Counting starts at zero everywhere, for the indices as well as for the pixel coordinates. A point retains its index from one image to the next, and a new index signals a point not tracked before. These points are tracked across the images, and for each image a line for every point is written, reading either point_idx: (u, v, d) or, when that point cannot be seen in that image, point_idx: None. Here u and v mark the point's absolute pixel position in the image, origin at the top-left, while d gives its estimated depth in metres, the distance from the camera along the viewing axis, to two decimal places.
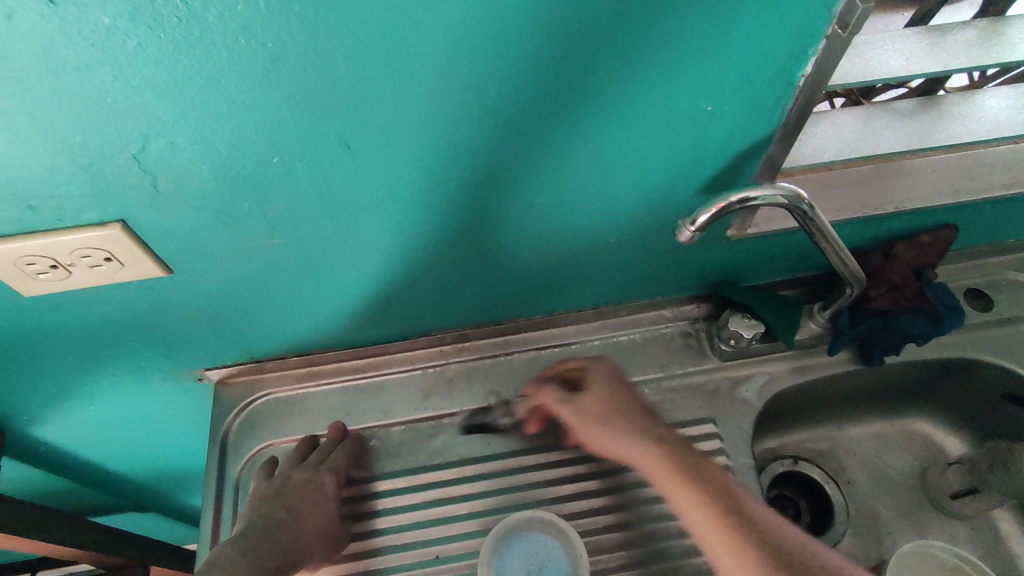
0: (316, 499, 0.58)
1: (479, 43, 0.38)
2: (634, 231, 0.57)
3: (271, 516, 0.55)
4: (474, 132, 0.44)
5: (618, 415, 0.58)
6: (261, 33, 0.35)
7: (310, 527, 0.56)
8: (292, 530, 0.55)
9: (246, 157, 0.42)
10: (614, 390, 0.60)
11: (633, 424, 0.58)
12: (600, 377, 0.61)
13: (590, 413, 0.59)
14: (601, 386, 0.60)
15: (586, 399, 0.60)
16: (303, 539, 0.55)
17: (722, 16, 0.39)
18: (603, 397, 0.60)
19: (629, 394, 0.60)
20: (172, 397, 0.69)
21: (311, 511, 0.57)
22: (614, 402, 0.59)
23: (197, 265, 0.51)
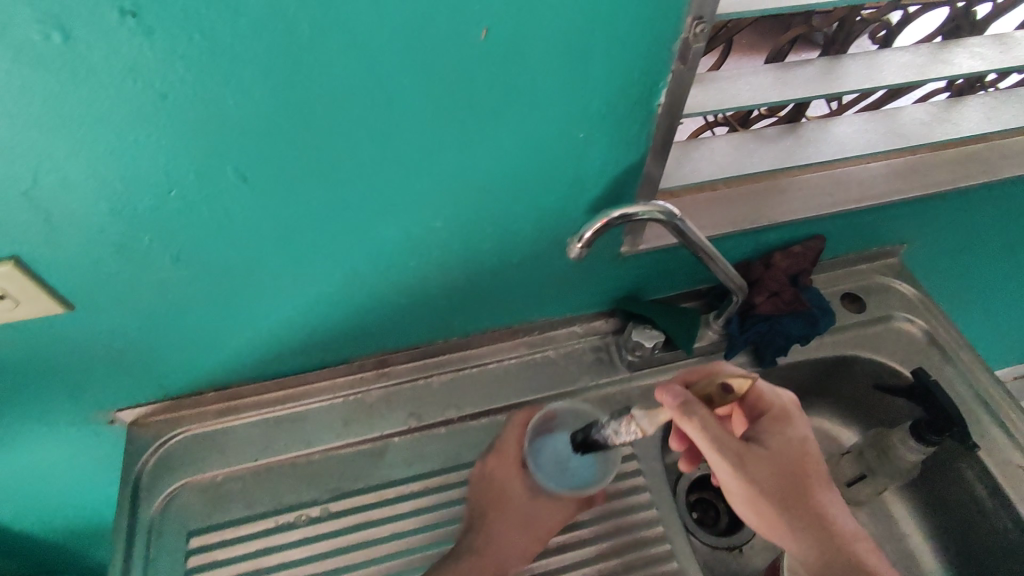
0: (508, 500, 0.62)
1: (359, 81, 0.42)
2: (532, 252, 0.62)
3: (479, 509, 0.62)
4: (366, 164, 0.48)
5: (791, 489, 0.53)
6: (147, 74, 0.37)
7: (515, 537, 0.60)
8: (489, 523, 0.61)
9: (142, 192, 0.44)
10: (783, 456, 0.55)
11: (788, 495, 0.53)
12: (778, 440, 0.55)
13: (756, 469, 0.53)
14: (785, 447, 0.55)
15: (750, 458, 0.53)
16: (495, 543, 0.60)
17: (580, 57, 0.45)
18: (795, 463, 0.55)
19: (809, 456, 0.56)
20: (80, 444, 0.67)
21: (505, 513, 0.61)
22: (790, 460, 0.55)
23: (100, 300, 0.51)
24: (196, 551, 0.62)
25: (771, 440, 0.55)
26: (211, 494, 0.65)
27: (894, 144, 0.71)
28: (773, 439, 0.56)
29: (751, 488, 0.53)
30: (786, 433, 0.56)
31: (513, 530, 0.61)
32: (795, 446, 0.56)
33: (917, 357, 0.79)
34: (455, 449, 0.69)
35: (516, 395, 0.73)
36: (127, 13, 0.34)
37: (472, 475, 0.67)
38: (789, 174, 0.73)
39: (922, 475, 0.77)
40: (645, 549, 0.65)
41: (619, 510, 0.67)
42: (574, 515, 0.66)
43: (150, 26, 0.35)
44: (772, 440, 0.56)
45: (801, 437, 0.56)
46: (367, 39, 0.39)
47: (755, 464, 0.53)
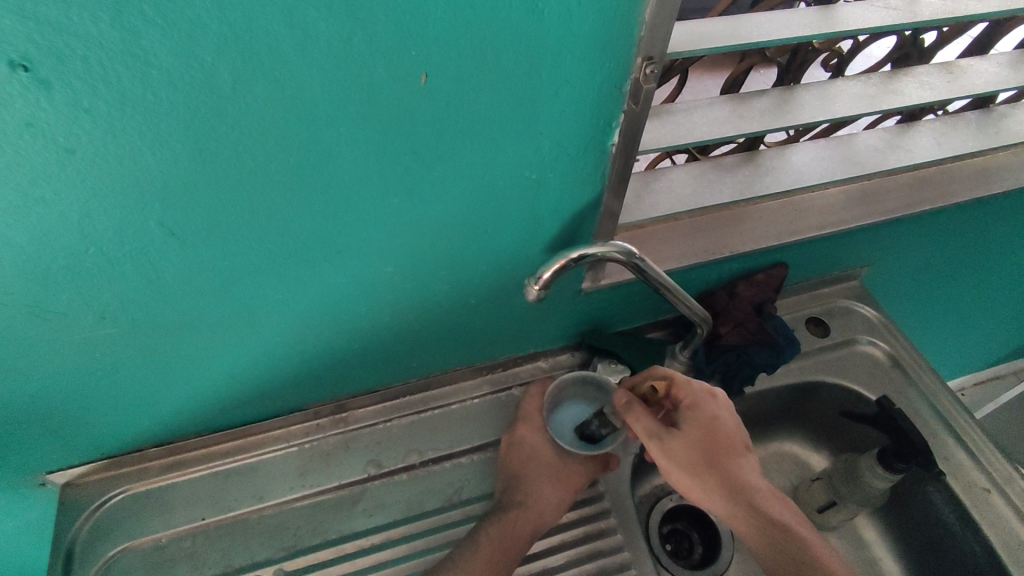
0: (537, 456, 0.66)
1: (289, 128, 0.39)
2: (491, 291, 0.60)
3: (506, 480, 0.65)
4: (306, 210, 0.45)
5: (712, 460, 0.58)
6: (49, 129, 0.34)
7: (546, 487, 0.64)
8: (517, 485, 0.64)
9: (55, 250, 0.40)
10: (703, 432, 0.59)
11: (709, 466, 0.58)
12: (695, 419, 0.60)
13: (676, 449, 0.58)
14: (702, 428, 0.59)
15: (672, 439, 0.59)
16: (531, 499, 0.63)
17: (526, 99, 0.43)
18: (716, 437, 0.59)
19: (729, 432, 0.60)
20: (10, 510, 0.62)
21: (536, 467, 0.65)
22: (713, 436, 0.59)
23: (19, 363, 0.47)
24: None
25: (692, 421, 0.60)
26: (153, 559, 0.60)
27: (849, 171, 0.72)
28: (693, 420, 0.60)
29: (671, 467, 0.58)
30: (706, 411, 0.60)
31: (547, 483, 0.64)
32: (716, 422, 0.60)
33: (881, 380, 0.79)
34: (419, 496, 0.66)
35: (480, 436, 0.70)
36: (18, 66, 0.31)
37: (437, 524, 0.64)
38: (749, 203, 0.73)
39: (892, 498, 0.77)
40: None
41: (591, 553, 0.65)
42: (545, 561, 0.63)
43: (46, 78, 0.32)
44: (689, 422, 0.60)
45: (718, 417, 0.60)
46: (294, 85, 0.37)
47: (671, 442, 0.59)
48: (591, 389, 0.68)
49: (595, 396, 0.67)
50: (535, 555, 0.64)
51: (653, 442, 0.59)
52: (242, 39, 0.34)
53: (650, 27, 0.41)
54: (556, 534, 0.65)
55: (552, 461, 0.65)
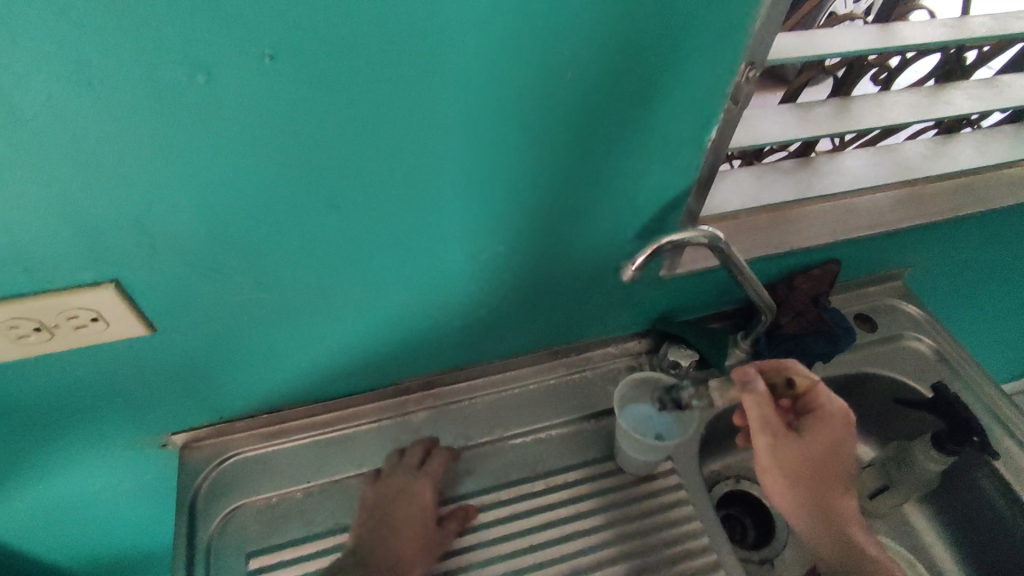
0: (411, 510, 0.63)
1: (451, 116, 0.46)
2: (581, 275, 0.66)
3: (376, 532, 0.62)
4: (446, 190, 0.51)
5: (814, 472, 0.63)
6: (270, 109, 0.41)
7: (407, 542, 0.61)
8: (398, 546, 0.61)
9: (242, 217, 0.47)
10: (819, 446, 0.63)
11: (811, 476, 0.64)
12: (817, 434, 0.64)
13: (786, 455, 0.63)
14: (819, 443, 0.64)
15: (785, 443, 0.63)
16: (402, 557, 0.60)
17: (643, 96, 0.50)
18: (830, 452, 0.64)
19: (838, 454, 0.64)
20: (133, 468, 0.69)
21: (406, 526, 0.62)
22: (824, 451, 0.64)
23: (180, 323, 0.53)
24: (256, 572, 0.61)
25: (812, 432, 0.64)
26: (267, 515, 0.66)
27: (900, 175, 0.78)
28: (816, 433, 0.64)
29: (771, 465, 0.64)
30: (830, 430, 0.64)
31: (411, 540, 0.61)
32: (833, 441, 0.64)
33: (927, 372, 0.84)
34: (505, 467, 0.72)
35: (558, 415, 0.76)
36: (266, 54, 0.38)
37: (522, 492, 0.69)
38: (804, 204, 0.79)
39: (941, 486, 0.81)
40: (695, 560, 0.67)
41: (668, 521, 0.69)
42: (626, 528, 0.68)
43: (282, 65, 0.39)
44: (809, 433, 0.64)
45: (840, 441, 0.64)
46: (465, 78, 0.44)
47: (786, 446, 0.63)
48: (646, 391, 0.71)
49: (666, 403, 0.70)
50: (613, 522, 0.68)
51: (765, 438, 0.63)
52: (434, 37, 0.41)
53: (757, 37, 0.48)
54: (634, 503, 0.70)
55: (429, 519, 0.63)
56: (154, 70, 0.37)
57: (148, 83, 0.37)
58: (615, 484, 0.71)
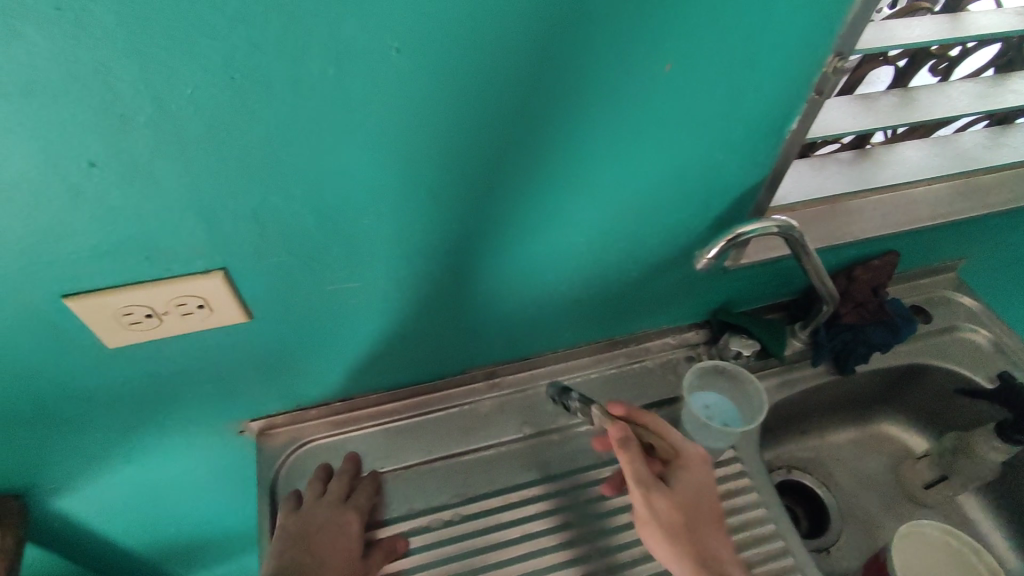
0: (338, 541, 0.60)
1: (551, 108, 0.48)
2: (649, 263, 0.67)
3: (297, 559, 0.57)
4: (538, 182, 0.53)
5: (693, 527, 0.57)
6: (388, 101, 0.43)
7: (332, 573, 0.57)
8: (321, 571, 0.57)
9: (347, 207, 0.49)
10: (693, 493, 0.59)
11: (705, 523, 0.58)
12: (688, 480, 0.59)
13: (677, 507, 0.57)
14: (691, 489, 0.59)
15: (660, 493, 0.57)
16: None
17: (729, 86, 0.51)
18: (691, 497, 0.59)
19: (709, 499, 0.59)
20: (212, 452, 0.71)
21: (332, 557, 0.58)
22: (701, 500, 0.59)
23: (275, 310, 0.55)
24: None
25: (682, 480, 0.59)
26: None
27: (960, 166, 0.78)
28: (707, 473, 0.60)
29: (664, 521, 0.57)
30: (695, 478, 0.60)
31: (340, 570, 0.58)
32: (703, 488, 0.59)
33: (985, 363, 0.84)
34: (572, 454, 0.73)
35: (620, 403, 0.78)
36: (393, 47, 0.40)
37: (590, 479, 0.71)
38: (851, 198, 0.79)
39: (1000, 476, 0.82)
40: (763, 546, 0.68)
41: (735, 507, 0.70)
42: None
43: (409, 58, 0.41)
44: (679, 481, 0.59)
45: (708, 486, 0.60)
46: (573, 70, 0.46)
47: (661, 498, 0.57)
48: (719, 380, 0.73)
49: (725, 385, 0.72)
50: None
51: (643, 489, 0.57)
52: (546, 30, 0.43)
53: (849, 28, 0.50)
54: None
55: (355, 552, 0.60)
56: (291, 62, 0.39)
57: (283, 75, 0.39)
58: None
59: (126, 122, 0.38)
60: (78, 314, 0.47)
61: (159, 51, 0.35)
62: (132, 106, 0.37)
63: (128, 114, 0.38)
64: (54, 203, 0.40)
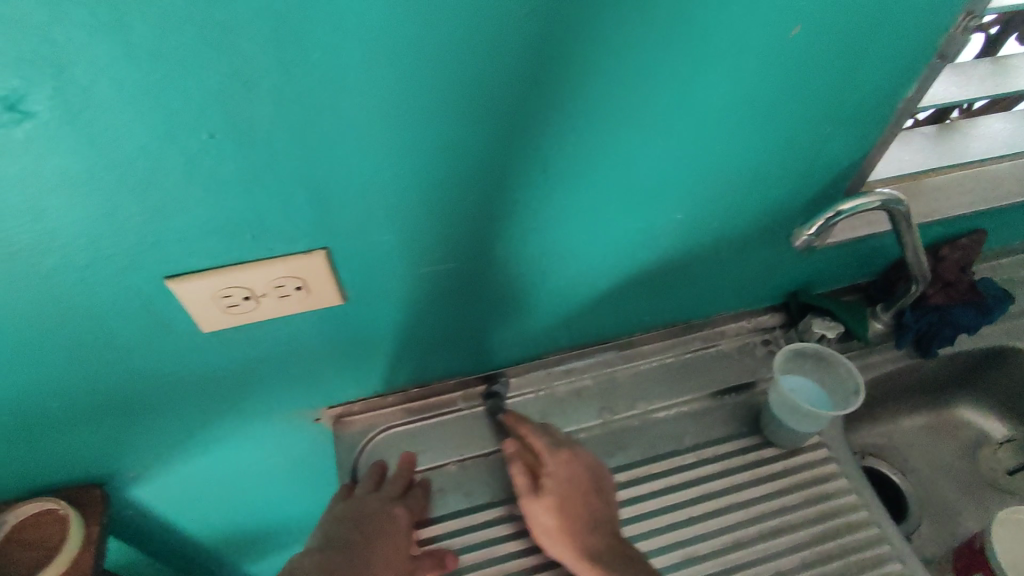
0: (388, 529, 0.58)
1: (670, 76, 0.46)
2: (735, 240, 0.66)
3: (344, 537, 0.56)
4: (643, 154, 0.52)
5: (567, 520, 0.58)
6: (512, 70, 0.41)
7: (379, 557, 0.56)
8: (363, 555, 0.55)
9: (457, 184, 0.47)
10: (563, 488, 0.59)
11: (576, 523, 0.58)
12: (562, 474, 0.60)
13: (550, 501, 0.59)
14: (564, 481, 0.60)
15: (537, 495, 0.59)
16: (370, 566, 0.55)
17: (844, 49, 0.50)
18: (565, 492, 0.59)
19: (553, 497, 0.59)
20: (288, 440, 0.70)
21: (382, 542, 0.57)
22: (564, 495, 0.59)
23: (368, 292, 0.54)
24: (423, 542, 0.62)
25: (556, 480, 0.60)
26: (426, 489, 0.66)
27: None
28: (579, 468, 0.61)
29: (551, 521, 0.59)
30: (552, 473, 0.60)
31: (387, 557, 0.56)
32: (551, 482, 0.60)
33: None
34: (651, 441, 0.72)
35: (696, 388, 0.76)
36: (528, 9, 0.38)
37: (673, 465, 0.70)
38: (928, 175, 0.75)
39: None
40: (857, 533, 0.66)
41: (825, 494, 0.68)
42: (784, 500, 0.67)
43: (542, 19, 0.39)
44: (554, 473, 0.60)
45: (577, 474, 0.60)
46: (696, 34, 0.44)
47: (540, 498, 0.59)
48: (810, 363, 0.71)
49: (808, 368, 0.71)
50: (769, 495, 0.68)
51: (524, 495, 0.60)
52: None
53: None
54: (788, 477, 0.69)
55: (403, 546, 0.58)
56: (425, 27, 0.37)
57: (416, 42, 0.37)
58: (766, 458, 0.71)
59: (250, 88, 0.36)
60: (179, 298, 0.46)
61: (298, 12, 0.34)
62: (258, 72, 0.35)
63: (256, 82, 0.36)
64: (167, 179, 0.38)
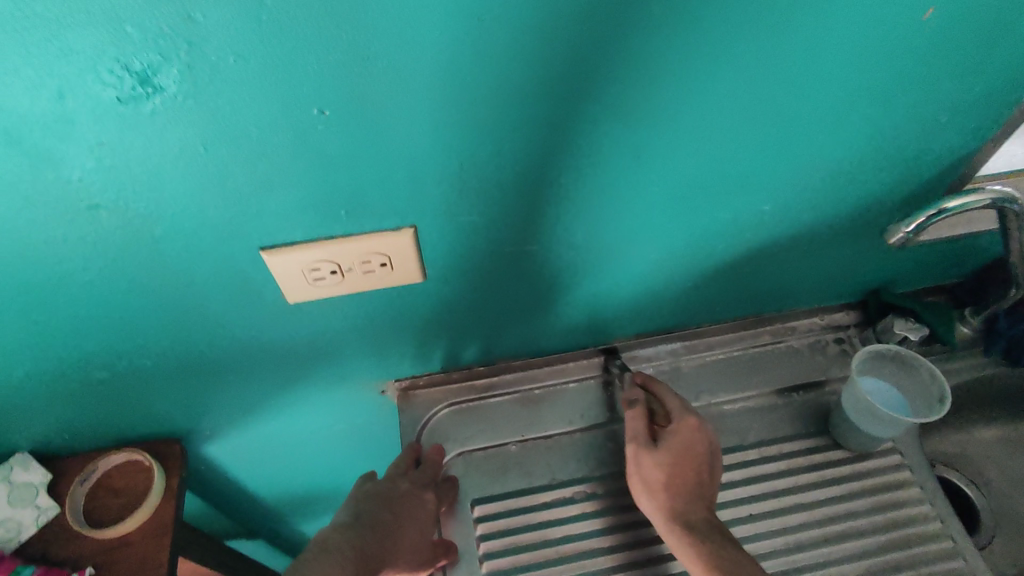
0: (417, 512, 0.59)
1: (775, 61, 0.45)
2: (817, 233, 0.64)
3: (375, 515, 0.57)
4: (737, 142, 0.51)
5: (672, 480, 0.57)
6: (620, 50, 0.41)
7: (407, 538, 0.57)
8: (392, 536, 0.56)
9: (548, 165, 0.47)
10: (680, 449, 0.58)
11: (679, 487, 0.57)
12: (676, 436, 0.59)
13: (667, 454, 0.58)
14: (691, 443, 0.59)
15: (648, 449, 0.59)
16: (397, 546, 0.56)
17: (961, 38, 0.48)
18: (681, 455, 0.58)
19: (698, 464, 0.58)
20: (355, 409, 0.72)
21: (410, 522, 0.58)
22: (687, 458, 0.58)
23: (447, 270, 0.54)
24: (483, 518, 0.63)
25: (674, 440, 0.59)
26: (487, 466, 0.66)
27: None
28: (701, 439, 0.59)
29: (653, 475, 0.58)
30: (700, 442, 0.59)
31: (413, 536, 0.57)
32: (697, 449, 0.58)
33: None
34: (717, 434, 0.70)
35: (763, 384, 0.74)
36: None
37: (737, 460, 0.68)
38: None
39: None
40: (929, 544, 0.64)
41: (896, 500, 0.66)
42: (852, 504, 0.65)
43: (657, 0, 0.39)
44: (681, 431, 0.59)
45: (693, 443, 0.59)
46: (808, 15, 0.43)
47: (645, 452, 0.59)
48: (887, 366, 0.69)
49: (889, 371, 0.69)
50: (837, 496, 0.66)
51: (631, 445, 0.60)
52: None
53: None
54: (858, 480, 0.67)
55: (428, 529, 0.59)
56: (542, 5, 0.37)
57: (532, 19, 0.37)
58: (834, 459, 0.68)
59: (366, 67, 0.37)
60: (270, 269, 0.47)
61: None
62: (377, 46, 0.36)
63: (373, 55, 0.36)
64: (278, 155, 0.40)
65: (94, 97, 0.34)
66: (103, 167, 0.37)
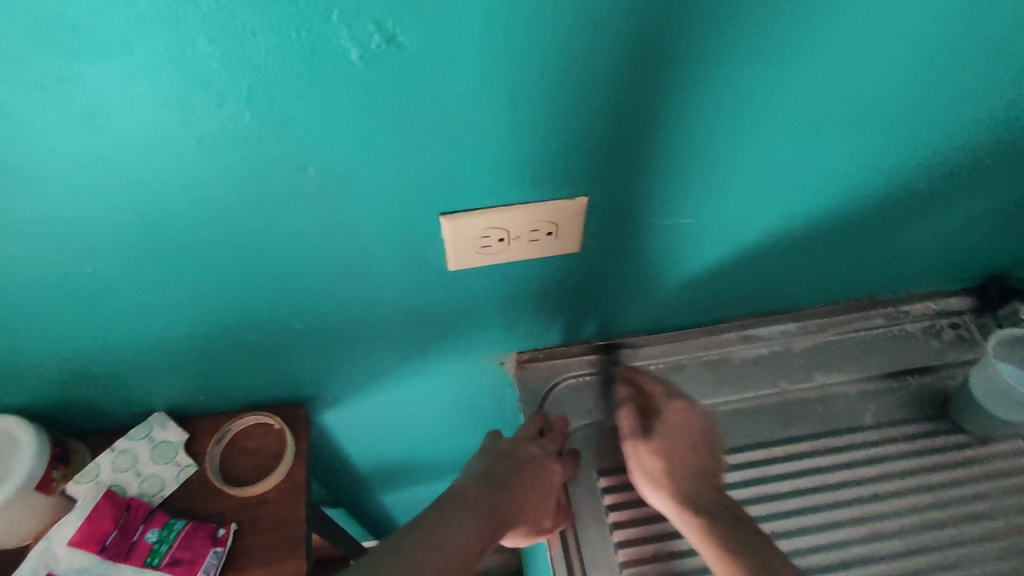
0: (544, 482, 0.60)
1: (961, 32, 0.45)
2: (954, 213, 0.63)
3: (506, 476, 0.58)
4: (902, 116, 0.51)
5: (672, 468, 0.58)
6: (822, 17, 0.41)
7: (533, 503, 0.58)
8: (521, 499, 0.57)
9: (722, 134, 0.47)
10: (673, 437, 0.61)
11: (680, 472, 0.58)
12: (677, 424, 0.62)
13: (667, 442, 0.60)
14: (681, 428, 0.61)
15: (648, 440, 0.61)
16: (522, 509, 0.57)
17: None
18: (678, 442, 0.60)
19: (687, 449, 0.60)
20: (469, 380, 0.73)
21: (536, 490, 0.59)
22: (670, 444, 0.60)
23: (596, 241, 0.55)
24: (609, 489, 0.64)
25: (669, 432, 0.61)
26: (608, 439, 0.67)
27: None
28: (693, 421, 0.62)
29: (654, 465, 0.59)
30: (686, 428, 0.61)
31: (538, 503, 0.58)
32: (683, 435, 0.61)
33: None
34: (834, 415, 0.70)
35: (877, 367, 0.74)
36: None
37: (856, 441, 0.68)
38: None
39: None
40: None
41: (1022, 486, 0.65)
42: (976, 487, 0.65)
43: None
44: (672, 418, 0.62)
45: (694, 428, 0.62)
46: None
47: (645, 445, 0.61)
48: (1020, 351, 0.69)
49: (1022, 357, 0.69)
50: (961, 479, 0.65)
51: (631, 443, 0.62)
52: None
53: None
54: (983, 465, 0.66)
55: (551, 499, 0.60)
56: None
57: None
58: (956, 443, 0.68)
59: (587, 29, 0.37)
60: (443, 234, 0.49)
61: None
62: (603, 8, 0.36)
63: (597, 17, 0.37)
64: (482, 117, 0.41)
65: (341, 56, 0.35)
66: (325, 126, 0.39)
